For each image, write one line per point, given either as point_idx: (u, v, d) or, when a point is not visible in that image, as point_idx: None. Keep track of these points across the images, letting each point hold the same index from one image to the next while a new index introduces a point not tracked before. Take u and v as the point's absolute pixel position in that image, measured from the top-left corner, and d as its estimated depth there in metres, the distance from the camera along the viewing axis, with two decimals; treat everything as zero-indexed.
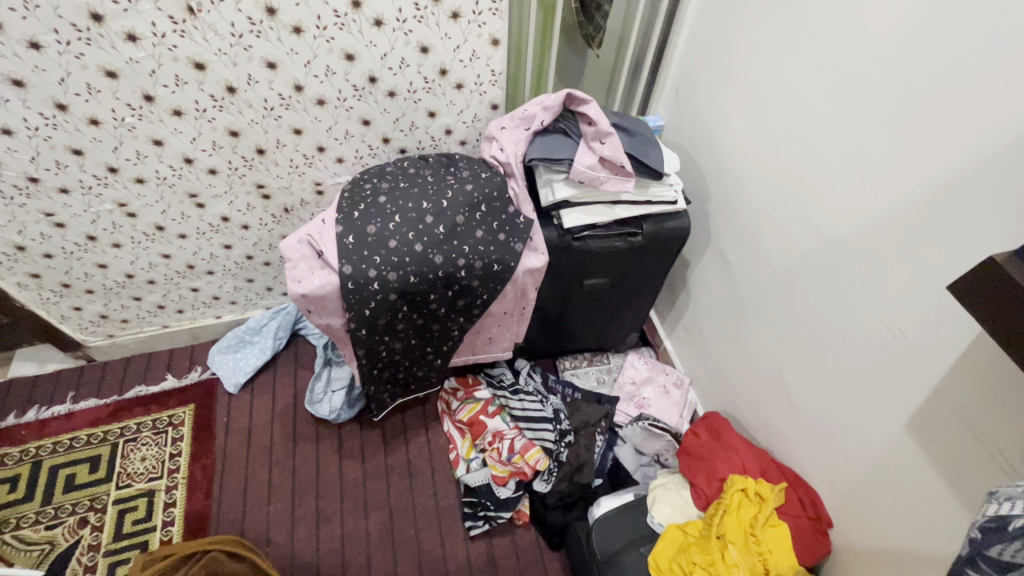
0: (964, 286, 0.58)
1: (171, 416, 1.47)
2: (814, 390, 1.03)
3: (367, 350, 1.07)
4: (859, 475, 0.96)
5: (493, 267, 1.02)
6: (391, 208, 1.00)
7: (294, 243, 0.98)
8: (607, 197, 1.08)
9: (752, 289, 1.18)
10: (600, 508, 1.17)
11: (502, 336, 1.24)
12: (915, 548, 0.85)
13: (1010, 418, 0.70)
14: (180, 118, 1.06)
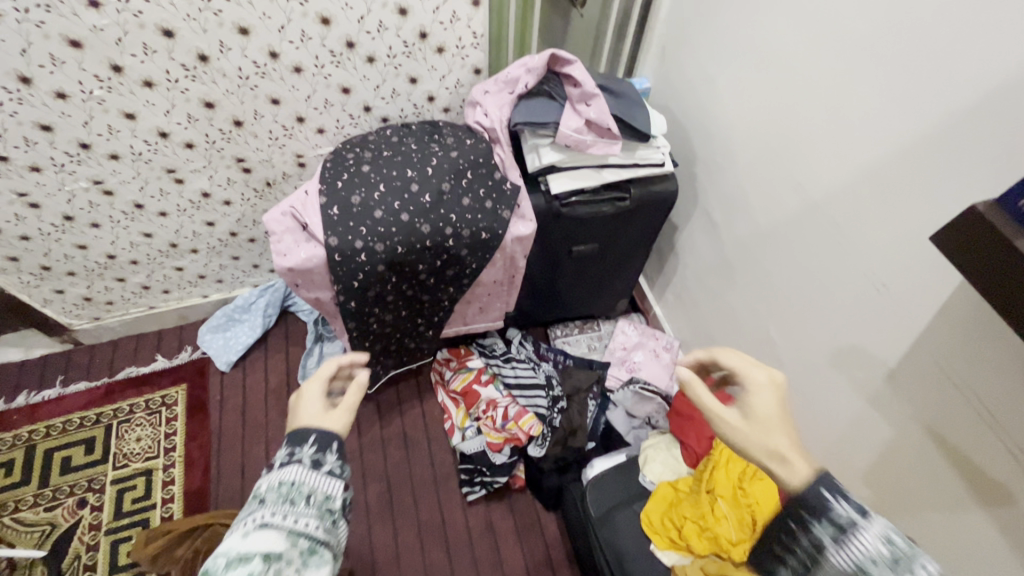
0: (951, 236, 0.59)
1: (163, 396, 1.46)
2: (800, 347, 1.05)
3: (358, 323, 1.07)
4: (843, 429, 0.99)
5: (481, 236, 1.02)
6: (375, 177, 0.98)
7: (277, 216, 0.97)
8: (595, 161, 1.07)
9: (739, 250, 1.19)
10: (594, 469, 1.20)
11: (493, 305, 1.24)
12: (899, 496, 0.89)
13: (992, 369, 0.71)
14: (151, 90, 1.02)
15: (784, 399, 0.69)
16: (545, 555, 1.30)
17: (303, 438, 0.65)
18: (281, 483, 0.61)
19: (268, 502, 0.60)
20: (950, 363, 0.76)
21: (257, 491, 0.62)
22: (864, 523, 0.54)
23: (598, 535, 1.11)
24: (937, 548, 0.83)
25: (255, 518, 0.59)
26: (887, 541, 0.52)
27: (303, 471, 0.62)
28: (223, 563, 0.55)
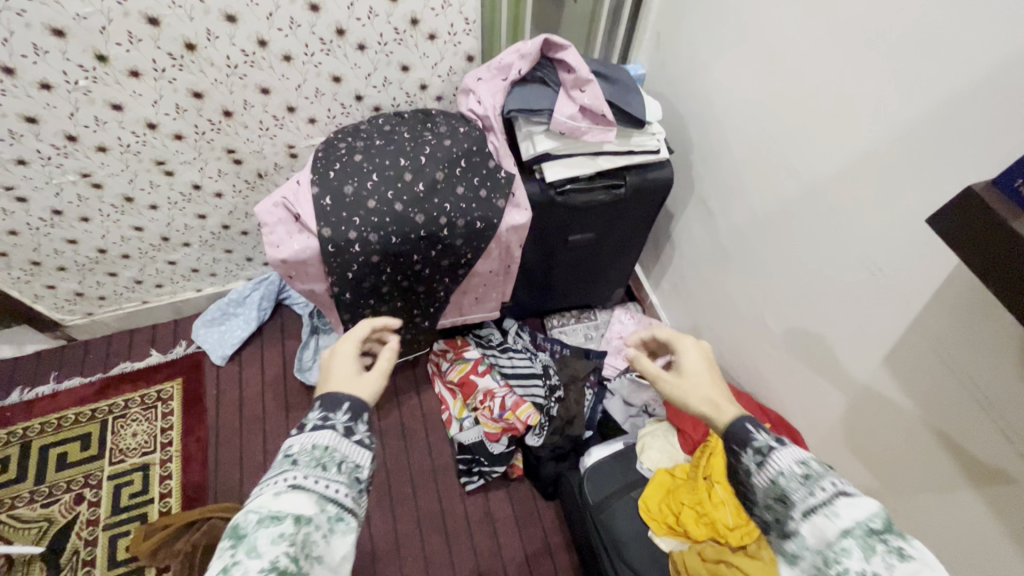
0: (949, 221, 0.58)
1: (159, 391, 1.46)
2: (795, 333, 1.06)
3: (353, 314, 1.06)
4: (839, 414, 0.99)
5: (476, 225, 1.01)
6: (368, 167, 0.97)
7: (269, 207, 0.95)
8: (590, 149, 1.06)
9: (735, 237, 1.19)
10: (590, 458, 1.20)
11: (489, 296, 1.23)
12: (894, 481, 0.90)
13: (987, 353, 0.71)
14: (138, 80, 1.00)
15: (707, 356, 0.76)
16: (545, 543, 1.31)
17: (336, 404, 0.64)
18: (314, 445, 0.60)
19: (300, 463, 0.58)
20: (947, 347, 0.76)
21: (287, 448, 0.60)
22: (780, 446, 0.60)
23: (597, 522, 1.11)
24: (933, 531, 0.84)
25: (287, 478, 0.57)
26: (801, 460, 0.58)
27: (335, 437, 0.61)
28: (255, 519, 0.54)
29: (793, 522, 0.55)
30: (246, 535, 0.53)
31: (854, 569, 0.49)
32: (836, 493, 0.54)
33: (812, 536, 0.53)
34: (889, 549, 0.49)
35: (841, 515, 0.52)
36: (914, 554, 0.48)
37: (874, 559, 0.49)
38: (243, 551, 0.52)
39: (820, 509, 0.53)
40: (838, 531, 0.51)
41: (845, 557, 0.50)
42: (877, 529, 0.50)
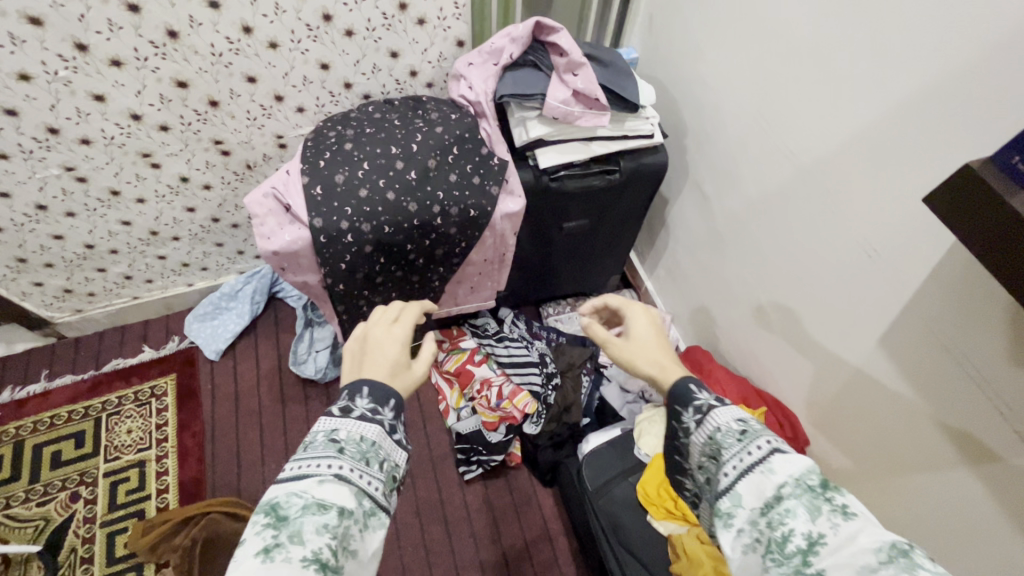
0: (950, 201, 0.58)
1: (153, 386, 1.44)
2: (791, 316, 1.06)
3: (347, 306, 1.05)
4: (833, 394, 1.00)
5: (470, 213, 1.00)
6: (359, 155, 0.96)
7: (259, 198, 0.94)
8: (583, 134, 1.05)
9: (730, 221, 1.18)
10: (589, 445, 1.19)
11: (484, 285, 1.23)
12: (889, 459, 0.90)
13: (981, 328, 0.72)
14: (120, 69, 0.97)
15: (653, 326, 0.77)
16: (544, 530, 1.31)
17: (386, 401, 0.64)
18: (361, 437, 0.60)
19: (345, 453, 0.58)
20: (942, 326, 0.76)
21: (334, 433, 0.59)
22: (720, 407, 0.61)
23: (596, 508, 1.12)
24: (930, 506, 0.84)
25: (334, 466, 0.56)
26: (740, 420, 0.59)
27: (381, 432, 0.61)
28: (300, 504, 0.52)
29: (730, 481, 0.55)
30: (290, 519, 0.51)
31: (798, 528, 0.49)
32: (772, 450, 0.55)
33: (749, 494, 0.54)
34: (834, 508, 0.49)
35: (778, 471, 0.53)
36: (855, 510, 0.49)
37: (818, 518, 0.50)
38: (286, 534, 0.50)
39: (757, 467, 0.54)
40: (775, 486, 0.52)
41: (789, 518, 0.50)
42: (817, 486, 0.51)
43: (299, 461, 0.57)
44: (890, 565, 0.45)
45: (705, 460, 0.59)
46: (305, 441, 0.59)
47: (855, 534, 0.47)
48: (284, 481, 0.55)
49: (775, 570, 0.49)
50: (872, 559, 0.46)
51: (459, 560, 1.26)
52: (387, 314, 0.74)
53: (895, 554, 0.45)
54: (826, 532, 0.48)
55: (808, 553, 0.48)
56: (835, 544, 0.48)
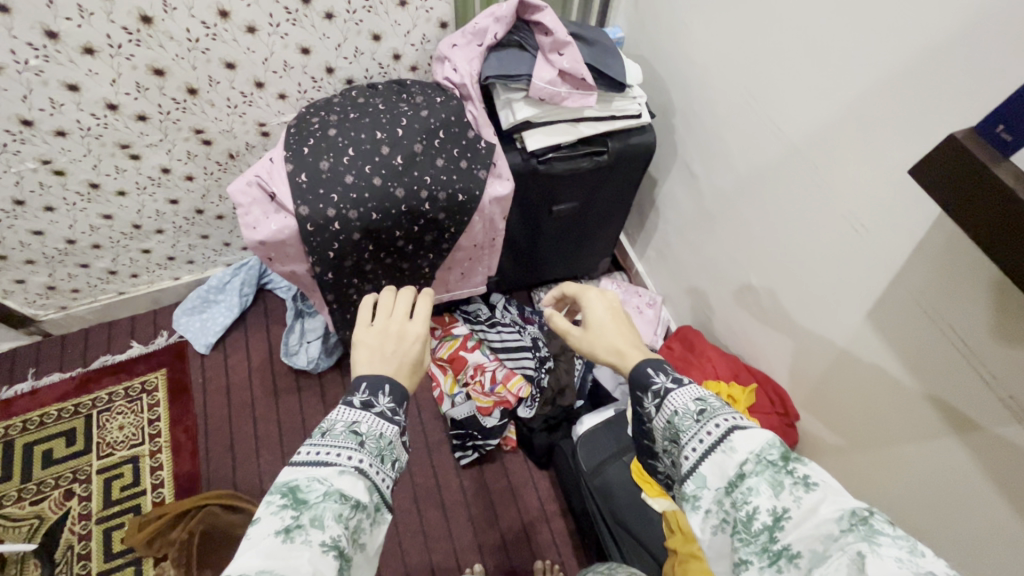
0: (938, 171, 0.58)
1: (143, 382, 1.43)
2: (780, 292, 1.07)
3: (337, 295, 1.04)
4: (823, 370, 1.02)
5: (458, 197, 0.99)
6: (343, 141, 0.94)
7: (242, 186, 0.92)
8: (570, 115, 1.04)
9: (718, 200, 1.18)
10: (583, 425, 1.19)
11: (475, 271, 1.22)
12: (876, 430, 0.92)
13: (963, 298, 0.73)
14: (93, 58, 0.95)
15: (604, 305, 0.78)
16: (540, 511, 1.33)
17: (405, 402, 0.65)
18: (380, 435, 0.60)
19: (365, 448, 0.58)
20: (929, 300, 0.77)
21: (356, 425, 0.59)
22: (678, 388, 0.63)
23: (592, 486, 1.14)
24: (914, 475, 0.86)
25: (354, 459, 0.56)
26: (699, 399, 0.61)
27: (397, 433, 0.62)
28: (321, 491, 0.53)
29: (694, 463, 0.57)
30: (311, 503, 0.52)
31: (762, 505, 0.51)
32: (730, 428, 0.56)
33: (714, 475, 0.55)
34: (795, 481, 0.51)
35: (738, 449, 0.54)
36: (816, 481, 0.50)
37: (781, 493, 0.51)
38: (308, 517, 0.50)
39: (718, 447, 0.56)
40: (737, 465, 0.54)
41: (752, 496, 0.51)
42: (777, 461, 0.52)
43: (317, 447, 0.57)
44: (851, 533, 0.46)
45: (670, 444, 0.61)
46: (323, 429, 0.59)
47: (817, 505, 0.48)
48: (303, 465, 0.55)
49: (743, 548, 0.51)
50: (834, 528, 0.47)
51: (457, 544, 1.27)
52: (402, 306, 0.72)
53: (856, 522, 0.46)
54: (790, 506, 0.50)
55: (774, 529, 0.49)
56: (799, 518, 0.49)
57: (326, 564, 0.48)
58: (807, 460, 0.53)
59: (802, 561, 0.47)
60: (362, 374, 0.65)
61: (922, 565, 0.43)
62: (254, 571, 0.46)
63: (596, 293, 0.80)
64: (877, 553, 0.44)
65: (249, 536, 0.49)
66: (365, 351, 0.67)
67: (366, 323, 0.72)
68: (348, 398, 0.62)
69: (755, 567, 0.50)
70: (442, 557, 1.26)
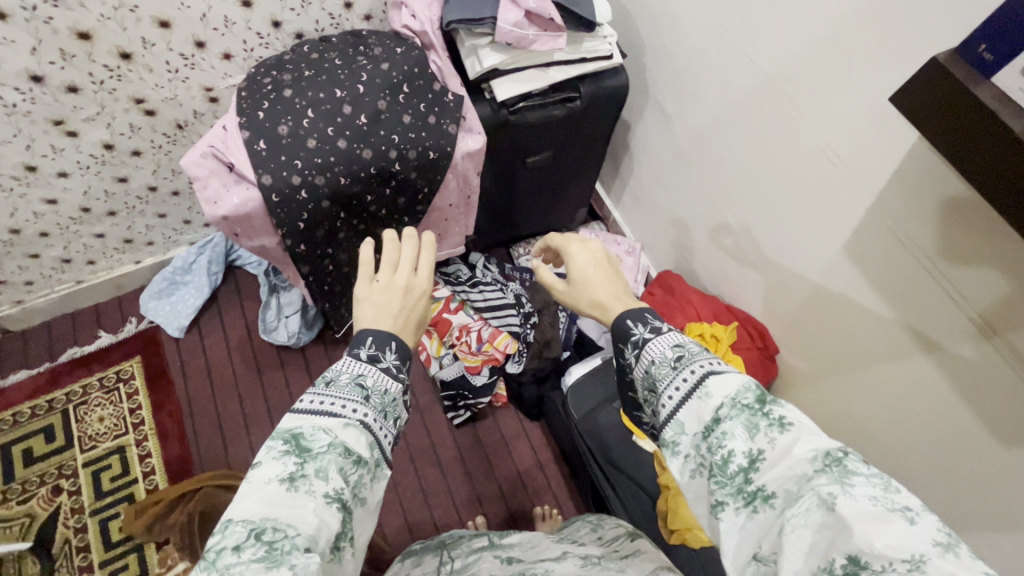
0: (923, 100, 0.58)
1: (118, 371, 1.39)
2: (758, 234, 1.08)
3: (312, 267, 1.00)
4: (797, 304, 1.04)
5: (429, 155, 0.94)
6: (300, 102, 0.87)
7: (196, 158, 0.85)
8: (541, 59, 0.99)
9: (694, 140, 1.16)
10: (572, 376, 1.19)
11: (452, 231, 1.18)
12: (851, 357, 0.96)
13: (931, 221, 0.74)
14: (6, 23, 0.84)
15: (591, 256, 0.76)
16: (535, 459, 1.37)
17: (410, 360, 0.67)
18: (385, 391, 0.63)
19: (369, 402, 0.60)
20: (900, 224, 0.79)
21: (362, 379, 0.62)
22: (655, 338, 0.65)
23: (584, 434, 1.16)
24: (884, 395, 0.91)
25: (358, 412, 0.58)
26: (676, 346, 0.63)
27: (400, 391, 0.65)
28: (325, 441, 0.55)
29: (672, 410, 0.58)
30: (314, 453, 0.54)
31: (738, 448, 0.53)
32: (704, 374, 0.58)
33: (691, 420, 0.57)
34: (770, 423, 0.53)
35: (713, 394, 0.56)
36: (792, 422, 0.52)
37: (756, 435, 0.53)
38: (312, 468, 0.53)
39: (694, 393, 0.58)
40: (712, 410, 0.55)
41: (727, 440, 0.53)
42: (753, 404, 0.54)
43: (322, 398, 0.59)
44: (824, 474, 0.48)
45: (649, 393, 0.63)
46: (328, 378, 0.61)
47: (791, 446, 0.51)
48: (306, 414, 0.57)
49: (718, 491, 0.53)
50: (809, 469, 0.49)
51: (457, 498, 1.31)
52: (407, 258, 0.70)
53: (831, 462, 0.48)
54: (765, 448, 0.52)
55: (749, 470, 0.52)
56: (774, 459, 0.51)
57: (330, 514, 0.51)
58: (782, 402, 0.54)
59: (777, 501, 0.50)
60: (367, 329, 0.65)
61: (895, 501, 0.46)
62: (259, 517, 0.48)
63: (578, 244, 0.78)
64: (850, 493, 0.46)
65: (253, 477, 0.52)
66: (372, 308, 0.66)
67: (369, 278, 0.69)
68: (354, 351, 0.64)
69: (731, 508, 0.52)
70: (443, 512, 1.29)
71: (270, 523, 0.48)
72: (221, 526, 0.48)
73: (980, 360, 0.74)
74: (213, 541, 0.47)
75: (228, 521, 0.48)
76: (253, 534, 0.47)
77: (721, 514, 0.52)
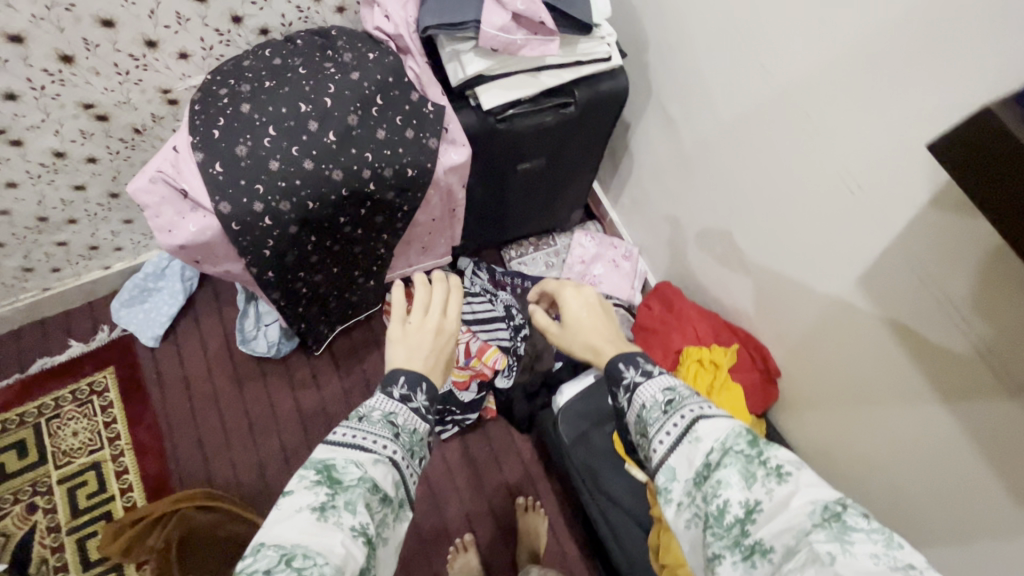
0: (963, 151, 0.50)
1: (91, 383, 1.33)
2: (763, 257, 1.00)
3: (283, 292, 0.92)
4: (804, 331, 0.98)
5: (407, 173, 0.86)
6: (260, 118, 0.78)
7: (146, 183, 0.77)
8: (531, 63, 0.89)
9: (699, 148, 1.08)
10: (562, 397, 1.15)
11: (437, 242, 1.10)
12: (860, 388, 0.90)
13: (963, 264, 0.67)
14: None
15: (589, 303, 0.77)
16: (525, 475, 1.33)
17: (437, 402, 0.69)
18: (413, 429, 0.65)
19: (398, 439, 0.62)
20: (925, 264, 0.71)
21: (393, 416, 0.64)
22: (646, 382, 0.64)
23: (574, 459, 1.11)
24: (894, 432, 0.85)
25: (389, 449, 0.60)
26: (667, 389, 0.61)
27: (427, 431, 0.67)
28: (356, 475, 0.56)
29: (662, 455, 0.57)
30: (345, 486, 0.55)
31: (733, 497, 0.50)
32: (695, 417, 0.57)
33: (682, 465, 0.55)
34: (768, 473, 0.50)
35: (704, 438, 0.55)
36: (789, 471, 0.50)
37: (753, 485, 0.50)
38: (343, 499, 0.53)
39: (685, 437, 0.56)
40: (703, 454, 0.54)
41: (722, 489, 0.51)
42: (747, 450, 0.52)
43: (356, 432, 0.61)
44: (823, 529, 0.44)
45: (640, 437, 0.61)
46: (360, 414, 0.63)
47: (789, 498, 0.48)
48: (340, 447, 0.59)
49: (715, 543, 0.49)
50: (807, 523, 0.46)
51: (445, 515, 1.28)
52: (440, 301, 0.74)
53: (829, 517, 0.45)
54: (761, 499, 0.49)
55: (746, 522, 0.49)
56: (770, 511, 0.48)
57: (356, 548, 0.51)
58: (776, 447, 0.52)
59: (775, 556, 0.46)
60: (398, 368, 0.68)
61: (898, 558, 0.42)
62: (290, 543, 0.48)
63: (572, 290, 0.79)
64: (850, 552, 0.43)
65: (284, 505, 0.52)
66: (405, 349, 0.69)
67: (402, 318, 0.72)
68: (387, 389, 0.66)
69: (728, 562, 0.48)
70: (432, 529, 1.26)
71: (300, 550, 0.48)
72: (253, 548, 0.48)
73: (1005, 419, 0.68)
74: (245, 563, 0.47)
75: (261, 545, 0.49)
76: (284, 559, 0.47)
77: (718, 568, 0.48)
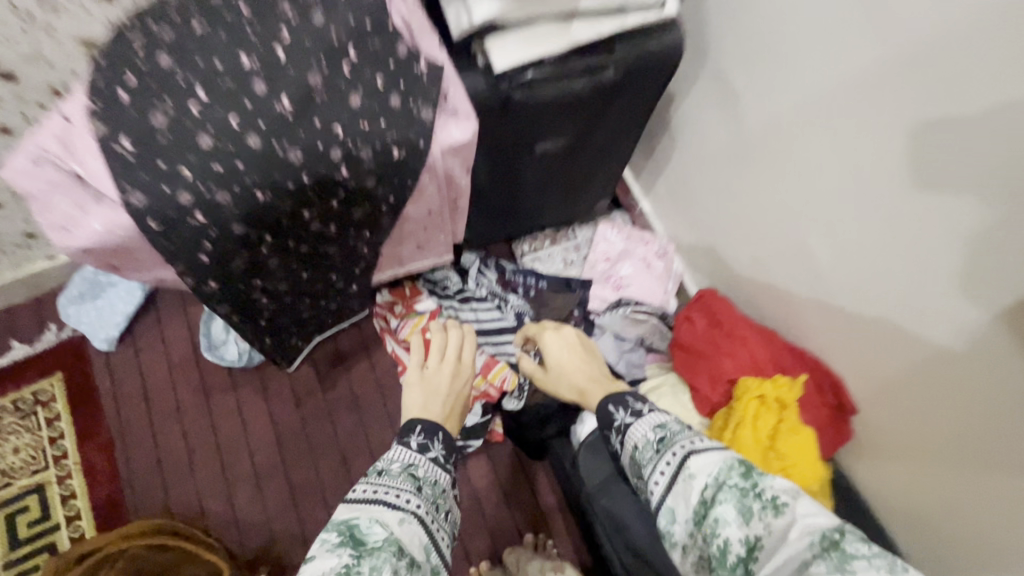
0: None
1: (35, 392, 1.15)
2: (852, 268, 0.78)
3: (234, 305, 0.72)
4: (900, 367, 0.75)
5: (392, 154, 0.65)
6: (184, 76, 0.56)
7: (28, 165, 0.56)
8: (561, 7, 0.67)
9: (765, 126, 0.85)
10: (584, 427, 0.97)
11: (434, 239, 0.88)
12: (977, 448, 0.67)
13: None
14: None
15: (570, 346, 0.82)
16: (535, 509, 1.14)
17: (454, 453, 0.66)
18: (435, 482, 0.60)
19: (421, 492, 0.57)
20: None
21: (414, 468, 0.59)
22: (636, 421, 0.65)
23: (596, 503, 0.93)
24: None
25: (413, 501, 0.54)
26: (658, 428, 0.63)
27: (449, 483, 0.62)
28: (382, 535, 0.49)
29: (660, 496, 0.57)
30: (368, 548, 0.48)
31: (733, 536, 0.50)
32: (686, 454, 0.57)
33: (680, 505, 0.55)
34: (764, 506, 0.50)
35: (697, 474, 0.55)
36: (784, 502, 0.50)
37: (751, 520, 0.50)
38: (367, 564, 0.46)
39: (678, 476, 0.56)
40: (699, 492, 0.54)
41: (721, 527, 0.51)
42: (741, 483, 0.52)
43: (375, 486, 0.56)
44: (823, 561, 0.45)
45: (637, 478, 0.62)
46: (379, 468, 0.59)
47: (786, 531, 0.48)
48: (361, 504, 0.53)
49: None
50: (807, 554, 0.46)
51: None
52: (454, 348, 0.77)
53: (828, 547, 0.46)
54: (761, 534, 0.49)
55: (748, 561, 0.49)
56: (771, 548, 0.48)
57: None
58: (768, 477, 0.53)
59: None
60: (416, 417, 0.67)
61: None
62: None
63: (552, 333, 0.84)
64: None
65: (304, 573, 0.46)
66: (421, 395, 0.70)
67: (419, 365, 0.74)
68: (405, 440, 0.63)
69: None
70: None
71: None
72: None
73: None
74: None
75: None
76: None
77: None
